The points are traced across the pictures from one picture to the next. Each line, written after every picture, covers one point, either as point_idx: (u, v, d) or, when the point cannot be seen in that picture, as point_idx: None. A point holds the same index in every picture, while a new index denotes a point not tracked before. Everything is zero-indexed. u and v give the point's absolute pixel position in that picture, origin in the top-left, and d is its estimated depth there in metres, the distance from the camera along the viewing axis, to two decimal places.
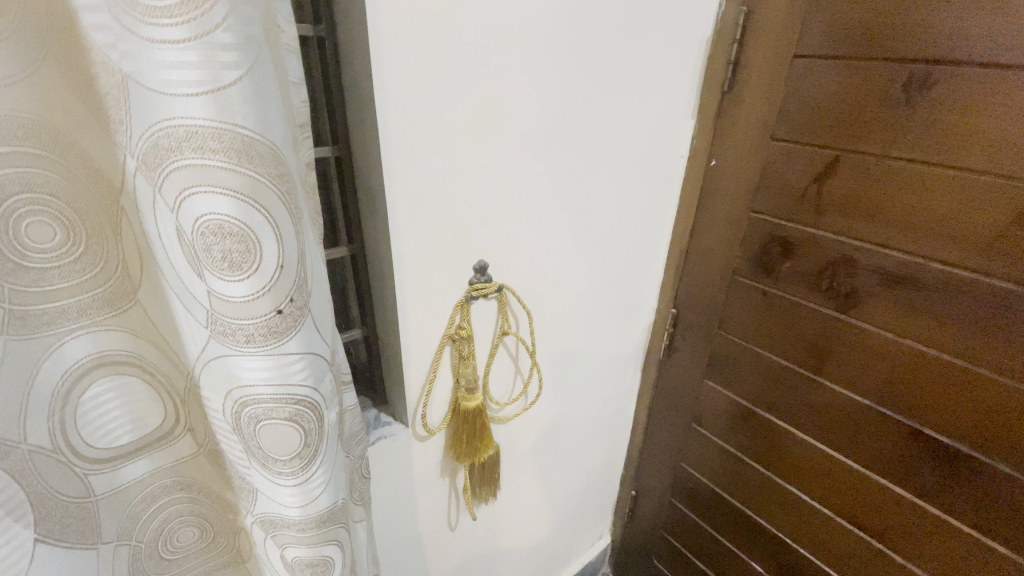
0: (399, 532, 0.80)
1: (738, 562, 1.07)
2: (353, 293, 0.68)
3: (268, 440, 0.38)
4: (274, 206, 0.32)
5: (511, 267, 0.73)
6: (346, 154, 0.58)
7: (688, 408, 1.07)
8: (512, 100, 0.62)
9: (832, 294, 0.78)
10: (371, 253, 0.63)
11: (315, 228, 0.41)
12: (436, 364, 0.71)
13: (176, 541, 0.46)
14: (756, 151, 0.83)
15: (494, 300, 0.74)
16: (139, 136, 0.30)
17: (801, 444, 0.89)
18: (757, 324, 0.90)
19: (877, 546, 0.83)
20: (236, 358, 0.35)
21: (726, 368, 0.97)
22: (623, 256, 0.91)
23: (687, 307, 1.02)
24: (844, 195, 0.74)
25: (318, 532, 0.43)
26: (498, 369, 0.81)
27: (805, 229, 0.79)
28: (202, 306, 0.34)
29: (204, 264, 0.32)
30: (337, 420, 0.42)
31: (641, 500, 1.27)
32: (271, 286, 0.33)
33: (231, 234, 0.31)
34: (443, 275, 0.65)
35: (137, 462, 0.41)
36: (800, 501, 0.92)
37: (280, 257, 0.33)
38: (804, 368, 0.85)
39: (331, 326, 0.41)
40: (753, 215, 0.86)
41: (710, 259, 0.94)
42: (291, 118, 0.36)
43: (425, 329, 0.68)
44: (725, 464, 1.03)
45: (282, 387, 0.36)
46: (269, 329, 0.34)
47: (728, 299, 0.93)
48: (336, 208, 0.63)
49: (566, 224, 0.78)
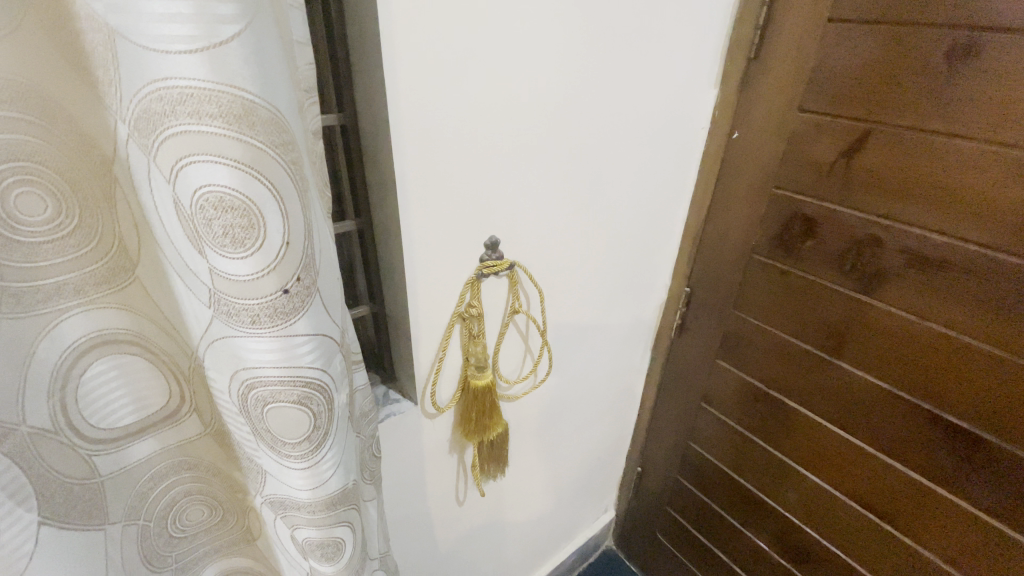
0: (409, 506, 0.81)
1: (744, 540, 1.08)
2: (360, 268, 0.66)
3: (276, 423, 0.36)
4: (278, 177, 0.29)
5: (523, 243, 0.71)
6: (353, 124, 0.56)
7: (698, 386, 1.06)
8: (526, 69, 0.59)
9: (855, 275, 0.76)
10: (379, 228, 0.61)
11: (324, 203, 0.39)
12: (445, 342, 0.69)
13: (185, 519, 0.45)
14: (782, 123, 0.79)
15: (505, 278, 0.72)
16: (130, 99, 0.27)
17: (813, 426, 0.88)
18: (774, 304, 0.87)
19: (887, 527, 0.83)
20: (242, 340, 0.33)
21: (739, 349, 0.96)
22: (636, 233, 0.89)
23: (701, 285, 0.99)
24: (874, 170, 0.70)
25: (329, 514, 0.42)
26: (508, 346, 0.80)
27: (830, 207, 0.76)
28: (203, 285, 0.32)
29: (204, 240, 0.29)
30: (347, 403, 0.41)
31: (647, 476, 1.28)
32: (276, 264, 0.30)
33: (232, 208, 0.28)
34: (453, 250, 0.63)
35: (142, 442, 0.40)
36: (808, 482, 0.92)
37: (285, 234, 0.30)
38: (821, 350, 0.83)
39: (341, 307, 0.39)
40: (775, 191, 0.82)
41: (726, 236, 0.92)
42: (297, 83, 0.33)
43: (435, 306, 0.66)
44: (735, 445, 1.03)
45: (293, 371, 0.34)
46: (275, 310, 0.32)
47: (744, 278, 0.91)
48: (343, 180, 0.60)
49: (578, 200, 0.75)
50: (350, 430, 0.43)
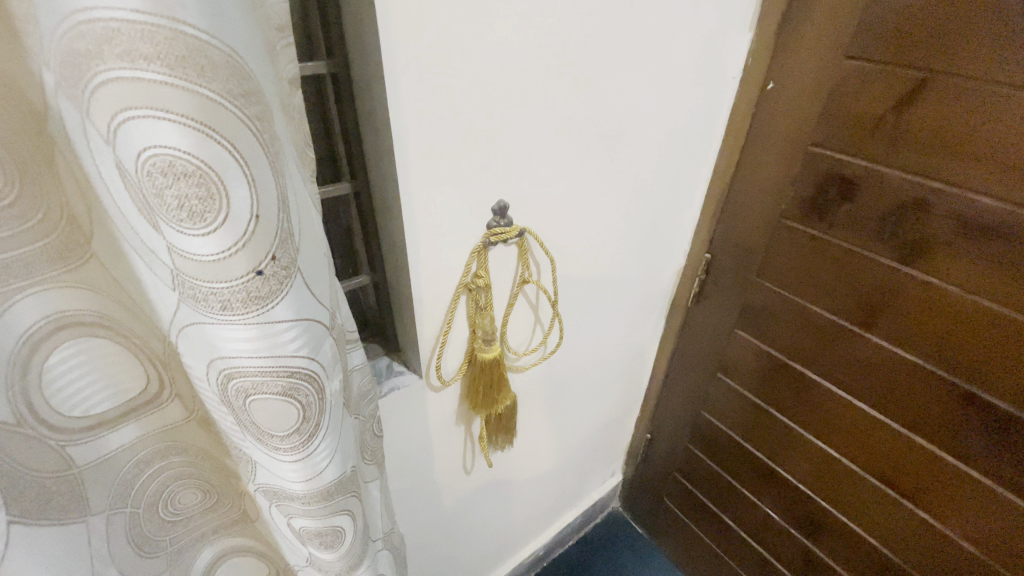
0: (415, 476, 0.79)
1: (753, 508, 1.07)
2: (358, 233, 0.61)
3: (260, 415, 0.33)
4: (240, 137, 0.24)
5: (534, 207, 0.66)
6: (344, 71, 0.50)
7: (714, 356, 1.03)
8: (540, 8, 0.52)
9: (895, 243, 0.70)
10: (377, 190, 0.56)
11: (305, 168, 0.34)
12: (451, 314, 0.65)
13: (177, 503, 0.43)
14: (823, 72, 0.71)
15: (514, 246, 0.67)
16: (50, 38, 0.22)
17: (835, 400, 0.84)
18: (801, 273, 0.82)
19: (905, 503, 0.80)
20: (214, 327, 0.29)
21: (760, 319, 0.91)
22: (654, 196, 0.83)
23: (722, 251, 0.94)
24: (926, 125, 0.63)
25: (325, 505, 0.40)
26: (517, 317, 0.76)
27: (873, 167, 0.69)
28: (164, 265, 0.27)
29: (158, 214, 0.25)
30: (342, 390, 0.38)
31: (656, 442, 1.27)
32: (246, 242, 0.26)
33: (186, 175, 0.23)
34: (458, 216, 0.58)
35: (122, 429, 0.37)
36: (825, 455, 0.89)
37: (254, 206, 0.25)
38: (849, 323, 0.78)
39: (330, 285, 0.35)
40: (811, 149, 0.75)
41: (752, 199, 0.85)
42: (263, 19, 0.27)
43: (439, 276, 0.61)
44: (749, 415, 1.00)
45: (278, 361, 0.31)
46: (248, 294, 0.27)
47: (770, 245, 0.85)
48: (336, 137, 0.55)
49: (594, 159, 0.69)
50: (345, 416, 0.40)
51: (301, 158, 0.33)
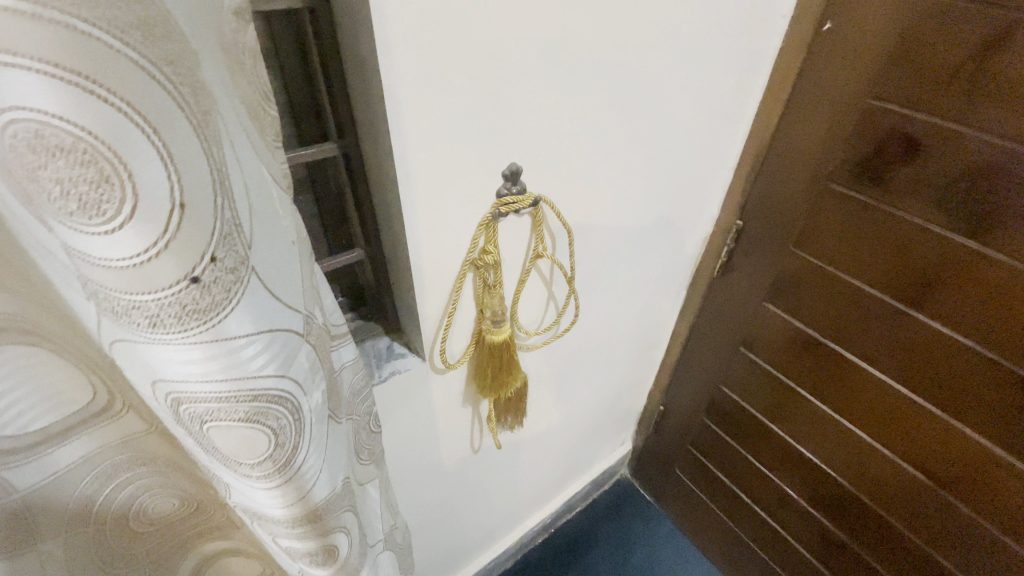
0: (420, 457, 0.76)
1: (770, 484, 1.04)
2: (351, 201, 0.54)
3: (223, 442, 0.27)
4: (143, 94, 0.17)
5: (550, 171, 0.57)
6: (324, 7, 0.41)
7: (737, 329, 0.96)
8: None
9: (960, 214, 0.61)
10: (369, 153, 0.48)
11: (270, 134, 0.26)
12: (456, 293, 0.58)
13: (150, 512, 0.39)
14: (891, 9, 0.60)
15: (527, 217, 0.59)
16: None
17: (869, 381, 0.78)
18: (843, 245, 0.74)
19: (937, 490, 0.76)
20: (147, 347, 0.22)
21: (791, 293, 0.84)
22: (682, 157, 0.74)
23: (754, 217, 0.85)
24: (1015, 75, 0.53)
25: (311, 526, 0.35)
26: (530, 294, 0.69)
27: (943, 126, 0.60)
28: (69, 268, 0.20)
29: (40, 206, 0.17)
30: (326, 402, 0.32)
31: (669, 414, 1.23)
32: (169, 242, 0.19)
33: (68, 152, 0.16)
34: (463, 184, 0.51)
35: (71, 443, 0.32)
36: (852, 436, 0.84)
37: (176, 194, 0.18)
38: (896, 301, 0.71)
39: (304, 280, 0.28)
40: (869, 104, 0.65)
41: (794, 160, 0.76)
42: None
43: (443, 252, 0.54)
44: (771, 392, 0.95)
45: (239, 385, 0.24)
46: (183, 309, 0.20)
47: (810, 212, 0.76)
48: (321, 88, 0.47)
49: (621, 116, 0.60)
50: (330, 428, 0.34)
51: (261, 121, 0.25)
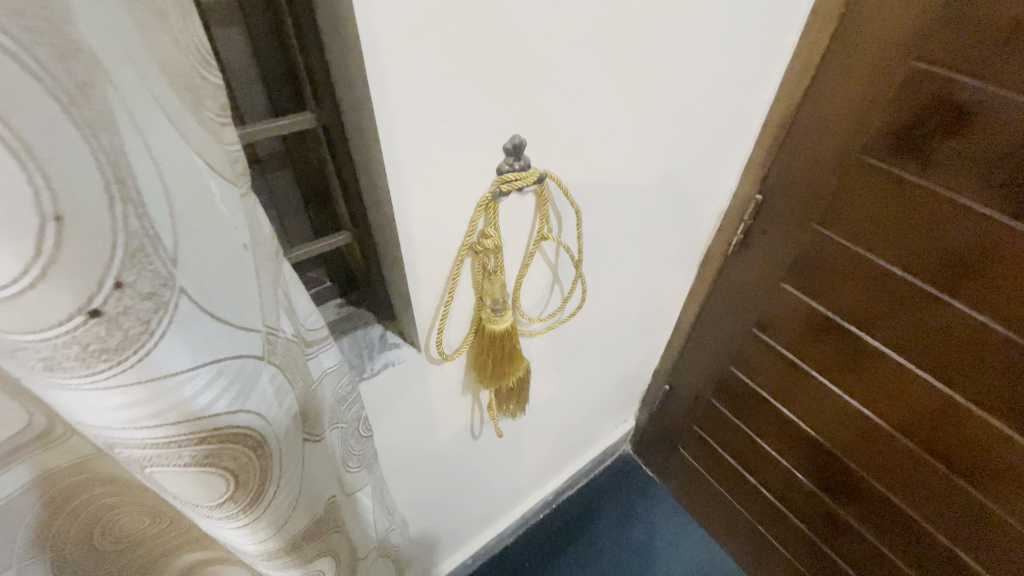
0: (419, 445, 0.73)
1: (777, 466, 1.02)
2: (335, 180, 0.49)
3: (174, 489, 0.23)
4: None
5: (558, 145, 0.51)
6: None
7: (751, 309, 0.92)
8: None
9: (1008, 191, 0.55)
10: (351, 127, 0.42)
11: (214, 109, 0.21)
12: (453, 281, 0.53)
13: (118, 530, 0.36)
14: None
15: (531, 196, 0.53)
16: None
17: (891, 367, 0.74)
18: (872, 223, 0.68)
19: (955, 480, 0.73)
20: (59, 395, 0.18)
21: (811, 273, 0.79)
22: (700, 126, 0.68)
23: (776, 191, 0.79)
24: None
25: (292, 558, 0.31)
26: (534, 277, 0.64)
27: (998, 92, 0.53)
28: None
29: None
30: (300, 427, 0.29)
31: (674, 392, 1.20)
32: (52, 263, 0.16)
33: None
34: (459, 161, 0.45)
35: (12, 472, 0.28)
36: (867, 422, 0.81)
37: (50, 203, 0.15)
38: (928, 285, 0.66)
39: (263, 293, 0.24)
40: (913, 66, 0.58)
41: (821, 130, 0.70)
42: None
43: (438, 237, 0.49)
44: (783, 374, 0.91)
45: (178, 426, 0.21)
46: (87, 347, 0.17)
47: (839, 187, 0.70)
48: (294, 50, 0.41)
49: (639, 79, 0.53)
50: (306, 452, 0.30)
51: (198, 93, 0.20)
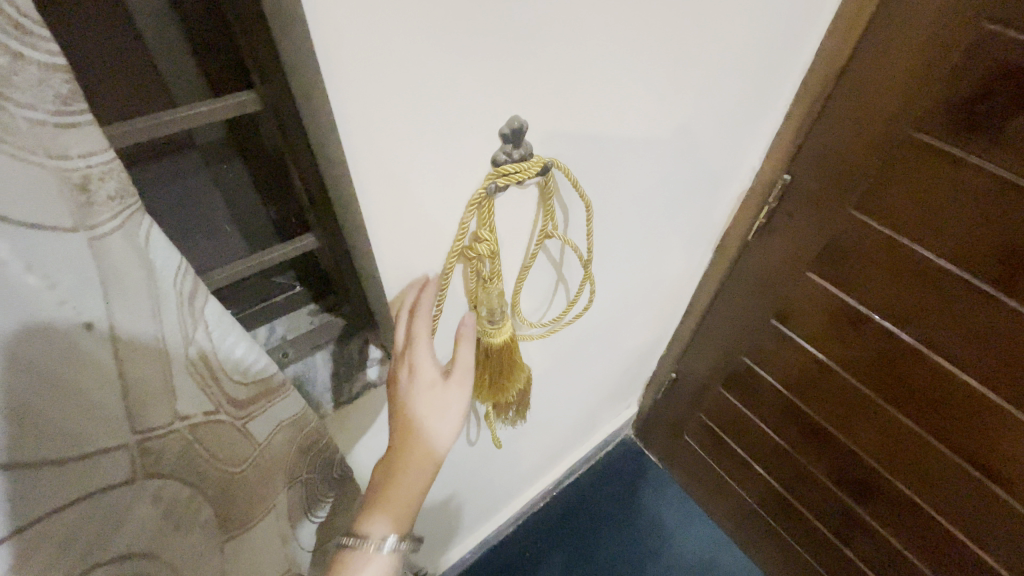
0: None
1: (790, 460, 0.97)
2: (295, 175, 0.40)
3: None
4: None
5: (559, 116, 0.44)
6: None
7: (771, 299, 0.84)
8: None
9: None
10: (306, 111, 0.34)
11: (40, 107, 0.19)
12: (442, 287, 0.47)
13: None
14: None
15: (534, 187, 0.46)
16: None
17: (928, 368, 0.67)
18: (916, 210, 0.60)
19: (992, 488, 0.67)
20: None
21: (842, 263, 0.71)
22: (722, 99, 0.59)
23: (806, 171, 0.71)
24: None
25: None
26: (537, 278, 0.56)
27: None
28: None
29: None
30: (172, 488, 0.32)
31: (682, 380, 1.15)
32: None
33: None
34: (437, 136, 0.38)
35: None
36: (895, 423, 0.75)
37: None
38: (982, 281, 0.58)
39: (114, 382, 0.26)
40: (983, 25, 0.49)
41: (864, 101, 0.61)
42: None
43: (414, 223, 0.43)
44: (802, 368, 0.85)
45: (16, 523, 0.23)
46: None
47: (882, 168, 0.62)
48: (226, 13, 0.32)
49: (653, 35, 0.45)
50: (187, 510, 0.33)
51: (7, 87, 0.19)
